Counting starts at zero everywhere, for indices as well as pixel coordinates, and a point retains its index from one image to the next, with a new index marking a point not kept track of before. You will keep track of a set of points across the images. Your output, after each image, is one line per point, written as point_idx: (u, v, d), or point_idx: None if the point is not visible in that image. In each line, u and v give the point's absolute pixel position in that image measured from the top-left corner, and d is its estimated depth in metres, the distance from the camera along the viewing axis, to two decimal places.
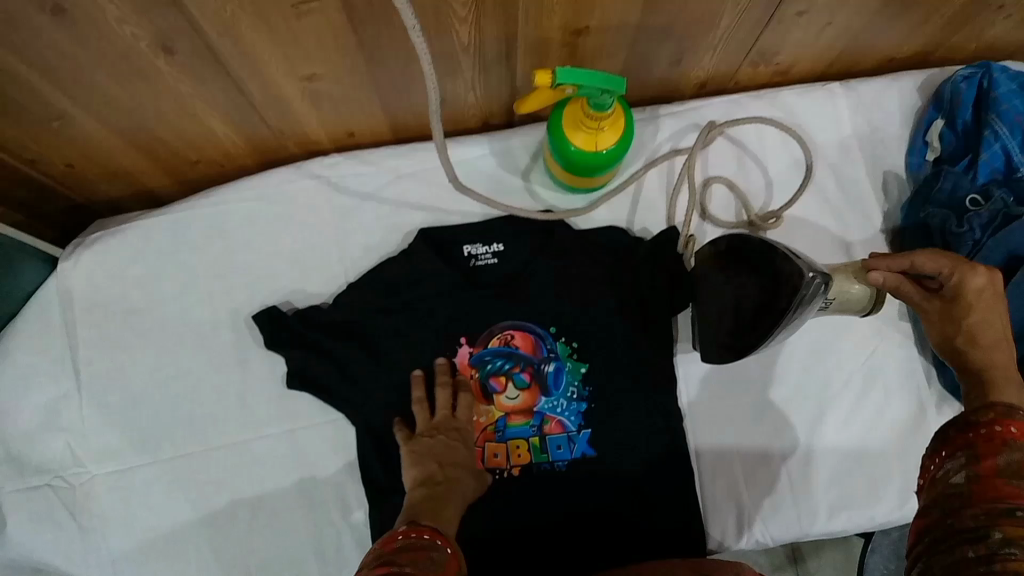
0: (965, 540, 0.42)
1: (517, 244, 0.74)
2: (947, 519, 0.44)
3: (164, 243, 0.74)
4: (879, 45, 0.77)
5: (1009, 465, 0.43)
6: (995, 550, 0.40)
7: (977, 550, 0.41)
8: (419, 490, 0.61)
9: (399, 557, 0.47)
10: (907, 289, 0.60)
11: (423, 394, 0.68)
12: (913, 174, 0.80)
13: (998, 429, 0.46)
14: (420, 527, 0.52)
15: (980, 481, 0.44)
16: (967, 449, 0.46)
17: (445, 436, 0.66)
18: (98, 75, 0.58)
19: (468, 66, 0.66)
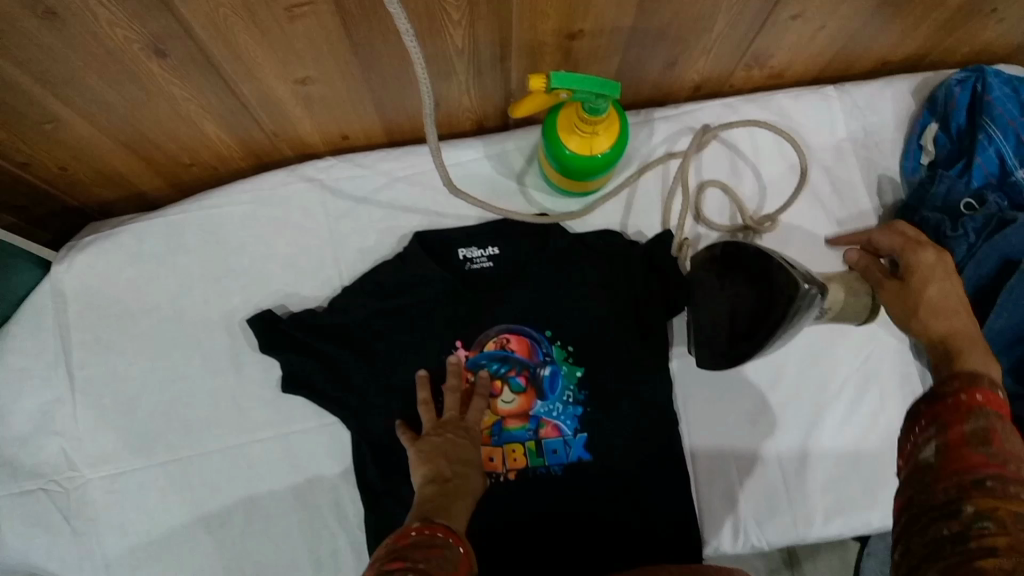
0: (936, 512, 0.43)
1: (512, 247, 0.74)
2: (918, 493, 0.45)
3: (158, 246, 0.74)
4: (873, 49, 0.77)
5: (978, 435, 0.45)
6: (968, 523, 0.41)
7: (952, 525, 0.42)
8: (429, 487, 0.59)
9: (414, 553, 0.47)
10: (872, 267, 0.68)
11: (428, 394, 0.67)
12: (908, 178, 0.79)
13: (968, 400, 0.48)
14: (435, 526, 0.52)
15: (944, 451, 0.46)
16: (936, 421, 0.48)
17: (453, 433, 0.65)
18: (90, 78, 0.58)
19: (462, 68, 0.66)
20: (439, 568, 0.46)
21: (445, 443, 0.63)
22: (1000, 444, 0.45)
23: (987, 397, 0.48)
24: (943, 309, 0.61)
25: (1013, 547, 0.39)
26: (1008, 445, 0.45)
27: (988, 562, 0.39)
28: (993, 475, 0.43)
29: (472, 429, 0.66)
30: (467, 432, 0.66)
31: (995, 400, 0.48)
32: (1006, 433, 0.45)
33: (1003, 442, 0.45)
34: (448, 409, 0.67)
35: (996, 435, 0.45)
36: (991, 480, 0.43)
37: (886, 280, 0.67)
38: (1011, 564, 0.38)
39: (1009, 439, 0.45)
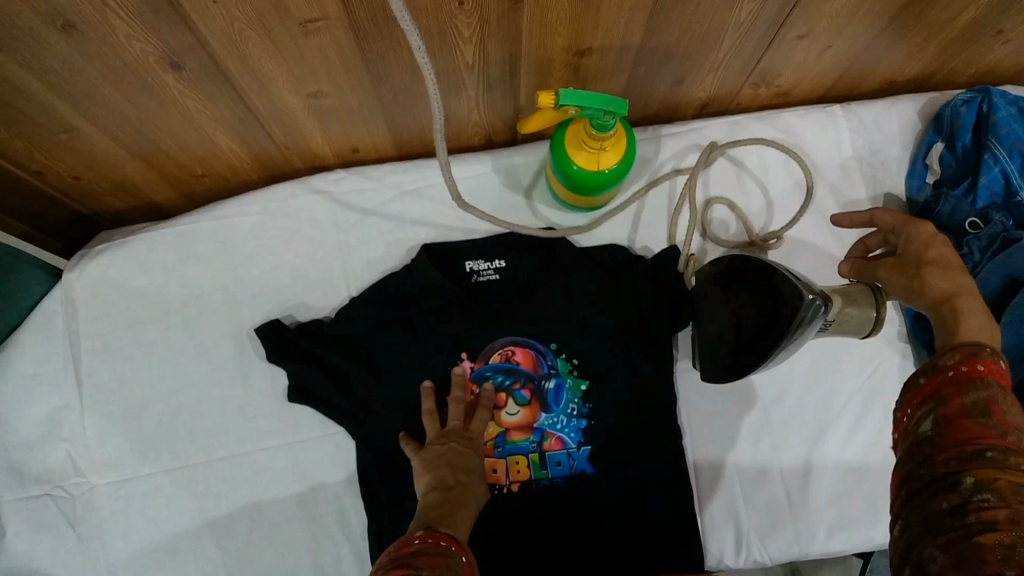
0: (934, 485, 0.43)
1: (518, 261, 0.75)
2: (916, 464, 0.45)
3: (168, 255, 0.75)
4: (879, 69, 0.78)
5: (978, 406, 0.45)
6: (968, 496, 0.40)
7: (951, 498, 0.41)
8: (433, 494, 0.60)
9: (417, 560, 0.48)
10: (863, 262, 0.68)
11: (433, 405, 0.68)
12: (913, 197, 0.79)
13: (966, 370, 0.47)
14: (438, 533, 0.52)
15: (944, 424, 0.45)
16: (937, 392, 0.47)
17: (457, 443, 0.65)
18: (106, 89, 0.59)
19: (472, 84, 0.67)
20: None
21: (448, 451, 0.64)
22: (998, 413, 0.44)
23: (987, 365, 0.47)
24: (942, 275, 0.59)
25: (1012, 520, 0.39)
26: (1006, 415, 0.44)
27: (988, 537, 0.38)
28: (994, 446, 0.42)
29: (475, 440, 0.67)
30: (471, 441, 0.66)
31: (995, 369, 0.47)
32: (1007, 403, 0.45)
33: (1003, 413, 0.44)
34: (452, 419, 0.67)
35: (997, 406, 0.44)
36: (991, 451, 0.42)
37: (880, 264, 0.65)
38: (1012, 541, 0.38)
39: (1009, 409, 0.45)
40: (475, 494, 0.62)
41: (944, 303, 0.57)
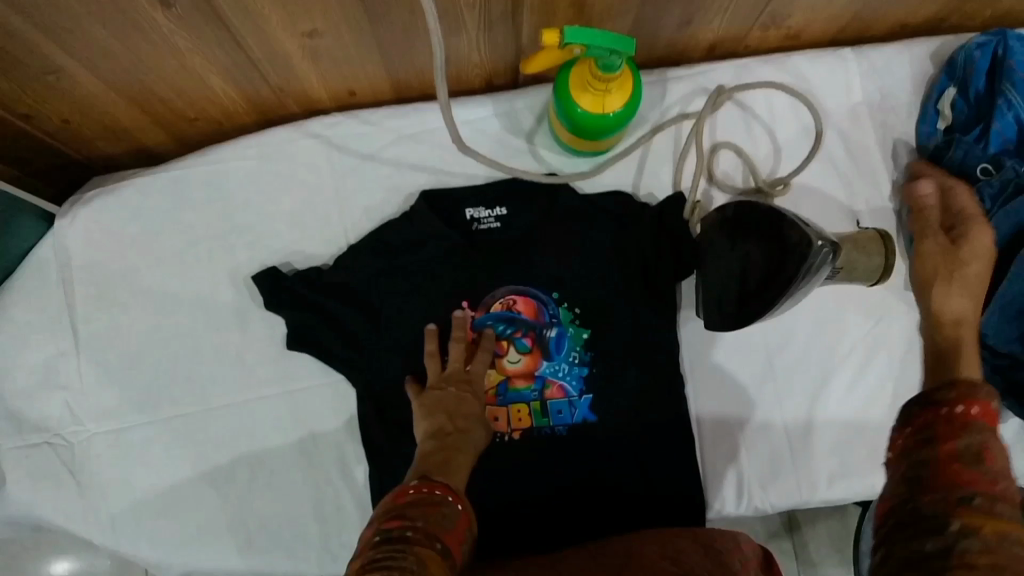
0: (925, 533, 0.39)
1: (520, 208, 0.73)
2: (907, 510, 0.40)
3: (162, 201, 0.73)
4: (892, 11, 0.75)
5: (968, 452, 0.41)
6: (951, 542, 0.37)
7: (934, 541, 0.38)
8: (430, 442, 0.58)
9: (411, 511, 0.47)
10: (929, 210, 0.66)
11: (435, 347, 0.66)
12: (924, 144, 0.77)
13: (970, 416, 0.42)
14: (434, 483, 0.51)
15: (935, 475, 0.40)
16: (924, 436, 0.43)
17: (456, 389, 0.64)
18: (93, 28, 0.57)
19: (474, 24, 0.64)
20: (437, 527, 0.46)
21: (445, 399, 0.62)
22: (992, 460, 0.41)
23: (985, 410, 0.43)
24: (965, 294, 0.57)
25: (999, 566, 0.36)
26: (997, 461, 0.41)
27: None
28: (982, 493, 0.39)
29: (475, 381, 0.66)
30: (470, 385, 0.65)
31: (990, 412, 0.43)
32: (999, 449, 0.41)
33: (994, 459, 0.41)
34: (452, 362, 0.66)
35: (988, 452, 0.41)
36: (978, 497, 0.39)
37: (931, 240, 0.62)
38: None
39: (999, 456, 0.41)
40: (473, 441, 0.60)
41: (956, 324, 0.54)
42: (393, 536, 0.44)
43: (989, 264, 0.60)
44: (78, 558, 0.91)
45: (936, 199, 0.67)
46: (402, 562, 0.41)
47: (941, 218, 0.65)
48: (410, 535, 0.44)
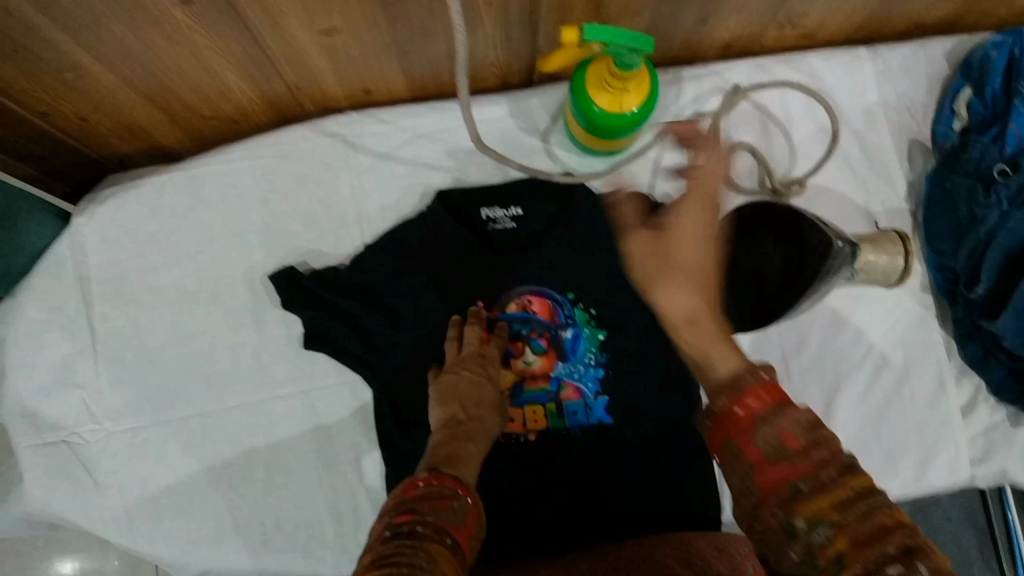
0: (779, 538, 0.38)
1: (537, 208, 0.73)
2: (754, 525, 0.40)
3: (179, 200, 0.73)
4: (908, 11, 0.75)
5: (773, 445, 0.39)
6: (807, 541, 0.37)
7: (797, 548, 0.37)
8: (442, 431, 0.59)
9: (420, 505, 0.47)
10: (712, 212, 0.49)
11: (456, 333, 0.68)
12: (940, 144, 0.78)
13: (744, 414, 0.41)
14: (444, 475, 0.51)
15: (758, 487, 0.39)
16: (730, 445, 0.41)
17: (471, 371, 0.64)
18: (113, 25, 0.57)
19: (491, 22, 0.64)
20: (447, 522, 0.46)
21: (459, 384, 0.63)
22: (796, 441, 0.39)
23: (756, 394, 0.41)
24: (680, 281, 0.45)
25: (856, 547, 0.35)
26: (801, 436, 0.39)
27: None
28: (804, 475, 0.38)
29: (488, 363, 0.66)
30: (485, 367, 0.65)
31: (764, 391, 0.41)
32: (794, 419, 0.40)
33: (795, 433, 0.39)
34: (469, 341, 0.67)
35: (787, 431, 0.39)
36: (802, 482, 0.38)
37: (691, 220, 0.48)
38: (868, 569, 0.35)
39: (795, 420, 0.40)
40: (486, 429, 0.61)
41: (686, 325, 0.45)
42: (403, 531, 0.44)
43: (711, 246, 0.47)
44: (85, 558, 0.90)
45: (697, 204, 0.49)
46: (411, 559, 0.41)
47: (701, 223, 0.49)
48: (420, 530, 0.44)
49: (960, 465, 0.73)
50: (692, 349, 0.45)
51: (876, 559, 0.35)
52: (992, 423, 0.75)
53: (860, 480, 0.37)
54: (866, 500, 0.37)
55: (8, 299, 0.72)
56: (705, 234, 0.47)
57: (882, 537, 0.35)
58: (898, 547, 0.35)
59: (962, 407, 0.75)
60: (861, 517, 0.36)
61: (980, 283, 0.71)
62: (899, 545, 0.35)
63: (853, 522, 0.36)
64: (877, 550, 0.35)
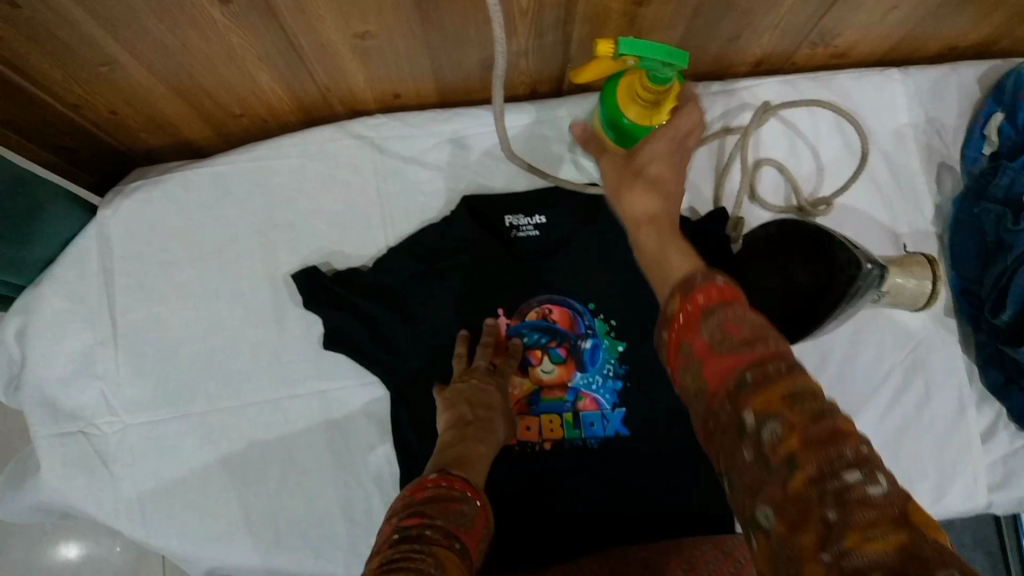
0: (730, 441, 0.33)
1: (561, 216, 0.72)
2: (712, 434, 0.35)
3: (204, 196, 0.74)
4: (942, 34, 0.75)
5: (717, 335, 0.36)
6: (755, 437, 0.32)
7: (746, 450, 0.32)
8: (451, 431, 0.58)
9: (429, 508, 0.46)
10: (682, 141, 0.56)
11: (464, 350, 0.67)
12: (968, 168, 0.77)
13: (692, 310, 0.38)
14: (452, 476, 0.50)
15: (710, 384, 0.35)
16: (684, 348, 0.38)
17: (479, 379, 0.64)
18: (151, 22, 0.57)
19: (525, 30, 0.64)
20: (456, 525, 0.45)
21: (467, 389, 0.62)
22: (741, 331, 0.36)
23: (709, 295, 0.38)
24: (651, 195, 0.51)
25: (806, 443, 0.30)
26: (746, 327, 0.36)
27: (798, 483, 0.30)
28: (748, 363, 0.34)
29: (496, 375, 0.66)
30: (493, 378, 0.65)
31: (715, 290, 0.38)
32: (741, 312, 0.37)
33: (742, 324, 0.36)
34: (480, 358, 0.66)
35: (732, 321, 0.36)
36: (749, 372, 0.34)
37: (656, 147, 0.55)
38: (818, 467, 0.29)
39: (745, 316, 0.37)
40: (493, 431, 0.60)
41: (648, 222, 0.49)
42: (412, 535, 0.43)
43: (670, 159, 0.54)
44: (90, 544, 0.91)
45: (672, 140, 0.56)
46: (418, 564, 0.40)
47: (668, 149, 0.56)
48: (428, 535, 0.43)
49: (977, 491, 0.72)
50: (648, 238, 0.48)
51: (827, 455, 0.29)
52: (1012, 449, 0.74)
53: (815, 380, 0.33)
54: (821, 399, 0.31)
55: (31, 288, 0.72)
56: (675, 168, 0.54)
57: (838, 438, 0.30)
58: (857, 451, 0.30)
59: (982, 432, 0.74)
60: (813, 412, 0.31)
61: (1004, 309, 0.71)
62: (855, 449, 0.30)
63: (803, 417, 0.31)
64: (830, 447, 0.30)
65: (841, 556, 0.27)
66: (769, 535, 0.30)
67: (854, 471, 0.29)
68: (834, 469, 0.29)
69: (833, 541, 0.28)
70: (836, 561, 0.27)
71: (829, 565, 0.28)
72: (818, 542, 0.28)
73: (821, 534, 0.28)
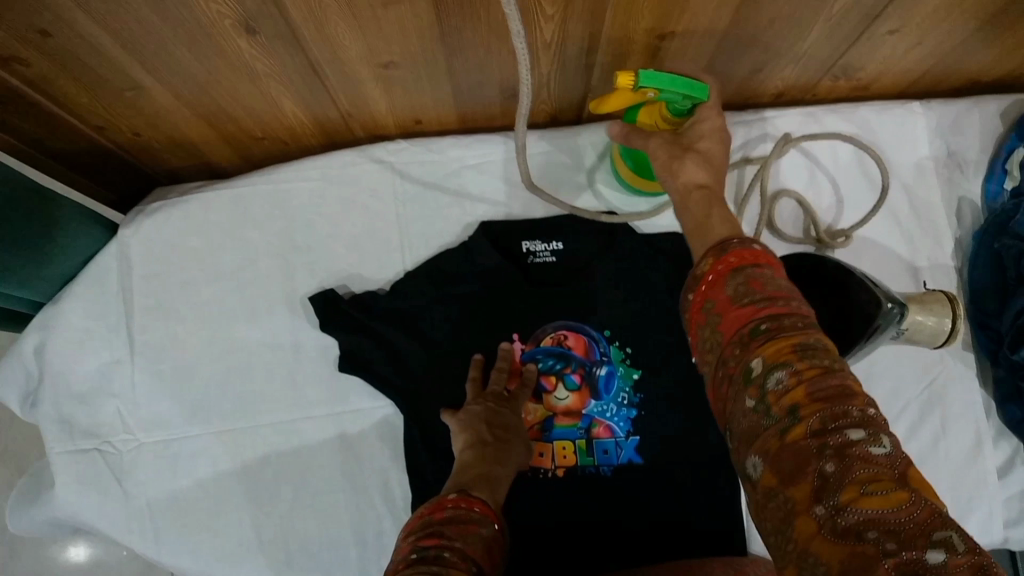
0: (737, 386, 0.39)
1: (578, 244, 0.73)
2: (720, 380, 0.40)
3: (225, 217, 0.74)
4: (965, 69, 0.74)
5: (742, 295, 0.41)
6: (764, 385, 0.37)
7: (752, 394, 0.37)
8: (469, 451, 0.59)
9: (448, 530, 0.46)
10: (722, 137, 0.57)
11: (478, 373, 0.68)
12: (989, 204, 0.77)
13: (721, 269, 0.43)
14: (471, 499, 0.50)
15: (725, 332, 0.41)
16: (707, 304, 0.43)
17: (494, 402, 0.65)
18: (178, 50, 0.57)
19: (548, 61, 0.64)
20: (474, 547, 0.45)
21: (482, 411, 0.63)
22: (765, 288, 0.41)
23: (737, 253, 0.44)
24: (702, 164, 0.54)
25: (813, 398, 0.35)
26: (771, 285, 0.41)
27: (799, 432, 0.34)
28: (769, 322, 0.39)
29: (510, 401, 0.66)
30: (508, 401, 0.66)
31: (746, 253, 0.43)
32: (767, 275, 0.42)
33: (766, 285, 0.41)
34: (495, 383, 0.66)
35: (756, 281, 0.41)
36: (766, 324, 0.39)
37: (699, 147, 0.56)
38: (821, 421, 0.34)
39: (771, 278, 0.41)
40: (512, 455, 0.61)
41: (698, 189, 0.53)
42: (430, 556, 0.43)
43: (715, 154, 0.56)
44: (98, 549, 0.91)
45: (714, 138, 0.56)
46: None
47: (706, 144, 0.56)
48: (446, 556, 0.43)
49: (993, 527, 0.72)
50: (696, 207, 0.52)
51: (832, 412, 0.34)
52: None
53: (825, 340, 0.38)
54: (829, 360, 0.37)
55: (51, 304, 0.73)
56: (717, 152, 0.56)
57: (843, 398, 0.35)
58: (861, 411, 0.34)
59: (998, 469, 0.74)
60: (822, 371, 0.36)
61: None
62: (861, 410, 0.35)
63: (815, 375, 0.35)
64: (836, 404, 0.34)
65: (836, 511, 0.32)
66: (763, 476, 0.36)
67: (857, 430, 0.34)
68: (837, 426, 0.34)
69: (828, 493, 0.33)
70: (830, 513, 0.32)
71: (822, 515, 0.32)
72: (812, 491, 0.33)
73: (816, 483, 0.33)
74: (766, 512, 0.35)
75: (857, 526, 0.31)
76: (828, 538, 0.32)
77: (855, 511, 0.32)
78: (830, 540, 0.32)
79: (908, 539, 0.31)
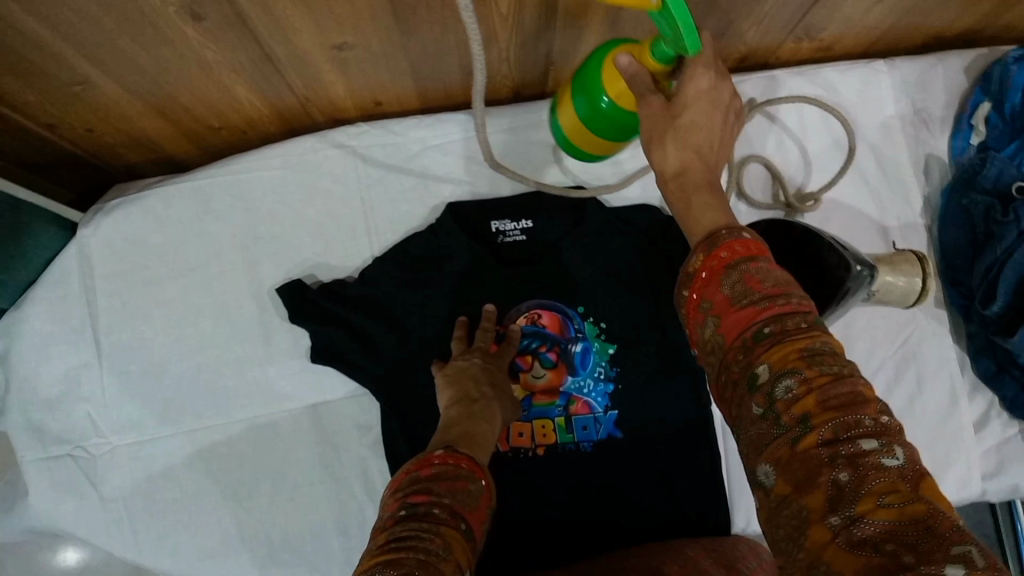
0: (743, 392, 0.38)
1: (548, 223, 0.72)
2: (723, 384, 0.39)
3: (187, 210, 0.73)
4: (926, 25, 0.74)
5: (741, 297, 0.39)
6: (772, 393, 0.36)
7: (759, 401, 0.36)
8: (455, 408, 0.58)
9: (438, 485, 0.45)
10: (718, 93, 0.49)
11: (463, 333, 0.67)
12: (957, 159, 0.77)
13: (716, 266, 0.42)
14: (459, 454, 0.49)
15: (727, 335, 0.40)
16: (703, 303, 0.42)
17: (481, 357, 0.64)
18: (122, 41, 0.55)
19: (506, 35, 0.63)
20: (464, 505, 0.44)
21: (469, 368, 0.62)
22: (763, 285, 0.39)
23: (730, 249, 0.42)
24: (686, 144, 0.49)
25: (824, 406, 0.34)
26: (768, 281, 0.39)
27: (810, 441, 0.34)
28: (772, 324, 0.37)
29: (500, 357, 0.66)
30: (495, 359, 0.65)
31: (739, 246, 0.41)
32: (763, 269, 0.40)
33: (763, 282, 0.39)
34: (480, 340, 0.66)
35: (752, 279, 0.39)
36: (769, 327, 0.38)
37: (686, 113, 0.49)
38: (833, 431, 0.33)
39: (767, 273, 0.40)
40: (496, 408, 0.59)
41: (676, 177, 0.48)
42: (419, 513, 0.42)
43: (707, 121, 0.49)
44: (85, 552, 0.90)
45: (705, 96, 0.49)
46: (427, 544, 0.40)
47: (696, 107, 0.49)
48: (436, 513, 0.42)
49: (972, 480, 0.72)
50: (677, 199, 0.48)
51: (845, 421, 0.33)
52: (1004, 438, 0.74)
53: (831, 341, 0.36)
54: (837, 364, 0.35)
55: (13, 310, 0.71)
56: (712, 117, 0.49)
57: (855, 405, 0.34)
58: (874, 420, 0.33)
59: (974, 422, 0.74)
60: (832, 378, 0.35)
61: (995, 300, 0.70)
62: (874, 417, 0.34)
63: (826, 382, 0.34)
64: (847, 413, 0.34)
65: (852, 521, 0.31)
66: (776, 485, 0.35)
67: (870, 440, 0.33)
68: (850, 436, 0.33)
69: (844, 503, 0.32)
70: (845, 524, 0.32)
71: (837, 525, 0.32)
72: (828, 501, 0.32)
73: (831, 493, 0.32)
74: (776, 520, 0.35)
75: (874, 537, 0.31)
76: (842, 547, 0.31)
77: (872, 523, 0.31)
78: (844, 550, 0.31)
79: (927, 553, 0.30)
